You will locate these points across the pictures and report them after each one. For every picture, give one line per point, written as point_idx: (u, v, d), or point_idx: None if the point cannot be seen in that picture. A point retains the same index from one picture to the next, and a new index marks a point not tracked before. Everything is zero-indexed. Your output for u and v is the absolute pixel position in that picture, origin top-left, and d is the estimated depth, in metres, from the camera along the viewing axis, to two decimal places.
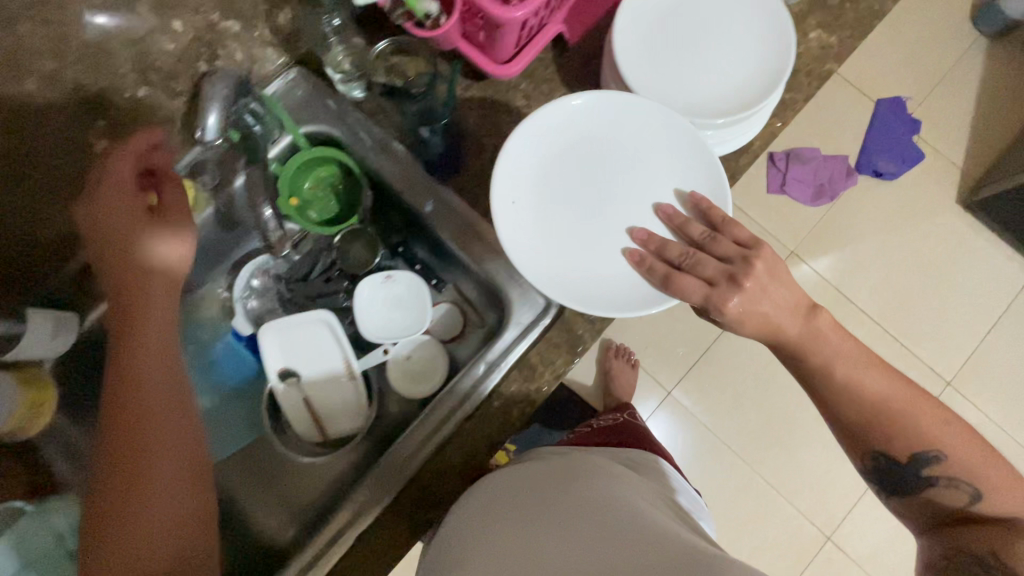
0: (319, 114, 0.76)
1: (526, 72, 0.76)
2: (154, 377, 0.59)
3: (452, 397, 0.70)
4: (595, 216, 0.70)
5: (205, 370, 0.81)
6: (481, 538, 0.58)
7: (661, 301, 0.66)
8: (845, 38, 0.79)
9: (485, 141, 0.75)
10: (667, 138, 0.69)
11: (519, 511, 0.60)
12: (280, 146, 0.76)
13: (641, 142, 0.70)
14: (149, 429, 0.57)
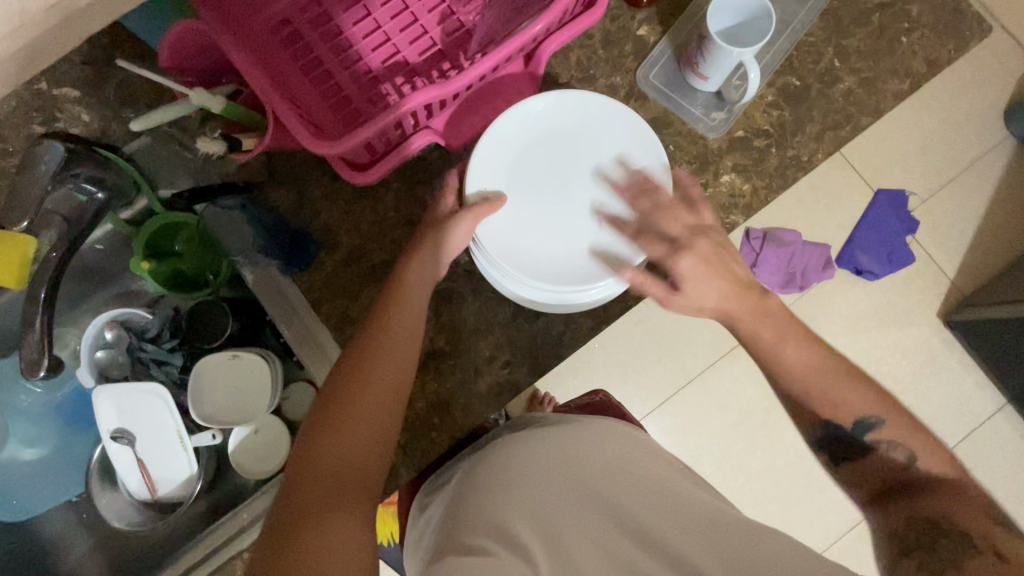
0: (181, 182, 0.73)
1: (399, 174, 0.71)
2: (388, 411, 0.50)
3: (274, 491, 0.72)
4: (549, 211, 0.65)
5: (36, 422, 0.78)
6: (481, 473, 0.55)
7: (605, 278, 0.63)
8: (759, 188, 0.71)
9: (342, 238, 0.70)
10: (623, 151, 0.66)
11: (499, 469, 0.55)
12: (134, 208, 0.73)
13: (601, 148, 0.67)
14: (354, 440, 0.48)
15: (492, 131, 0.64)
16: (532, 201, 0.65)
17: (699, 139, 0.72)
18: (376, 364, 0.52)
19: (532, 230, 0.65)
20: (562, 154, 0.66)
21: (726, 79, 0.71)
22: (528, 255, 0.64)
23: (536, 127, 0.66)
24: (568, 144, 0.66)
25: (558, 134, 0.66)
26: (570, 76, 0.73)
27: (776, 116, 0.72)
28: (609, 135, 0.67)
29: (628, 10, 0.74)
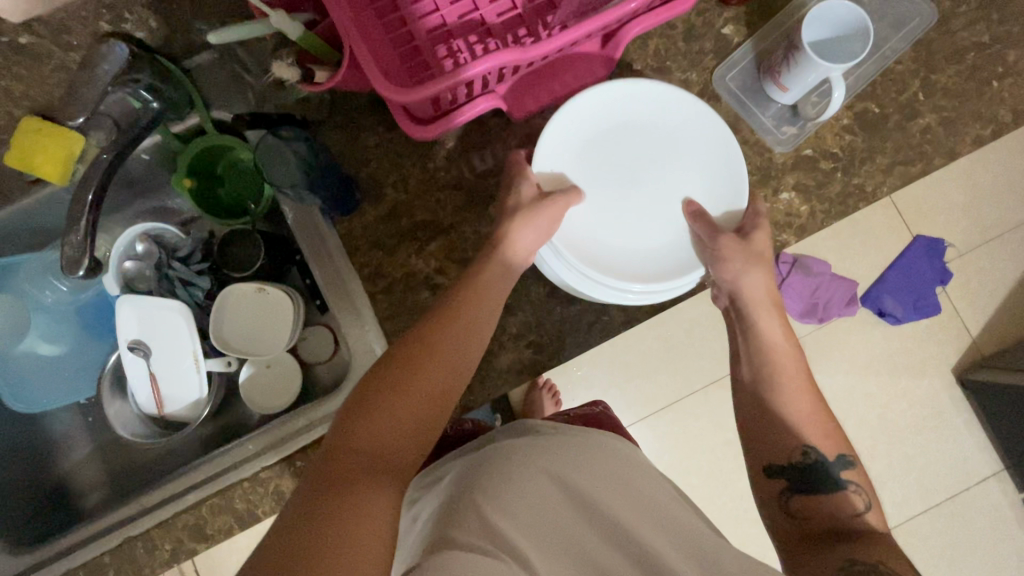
0: (234, 104, 0.72)
1: (456, 135, 0.70)
2: (444, 383, 0.51)
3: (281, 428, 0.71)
4: (618, 207, 0.66)
5: (57, 318, 0.78)
6: (477, 477, 0.53)
7: (674, 277, 0.64)
8: (816, 211, 0.69)
9: (388, 191, 0.70)
10: (697, 150, 0.66)
11: (498, 475, 0.52)
12: (186, 124, 0.72)
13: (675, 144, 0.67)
14: (409, 407, 0.48)
15: (561, 120, 0.64)
16: (600, 195, 0.66)
17: (765, 150, 0.70)
18: (430, 360, 0.51)
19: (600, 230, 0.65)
20: (630, 148, 0.66)
21: (804, 94, 0.69)
22: (573, 238, 0.65)
23: (607, 116, 0.66)
24: (641, 137, 0.66)
25: (631, 126, 0.66)
26: (644, 64, 0.71)
27: (848, 140, 0.70)
28: (684, 131, 0.66)
29: (717, 5, 0.71)
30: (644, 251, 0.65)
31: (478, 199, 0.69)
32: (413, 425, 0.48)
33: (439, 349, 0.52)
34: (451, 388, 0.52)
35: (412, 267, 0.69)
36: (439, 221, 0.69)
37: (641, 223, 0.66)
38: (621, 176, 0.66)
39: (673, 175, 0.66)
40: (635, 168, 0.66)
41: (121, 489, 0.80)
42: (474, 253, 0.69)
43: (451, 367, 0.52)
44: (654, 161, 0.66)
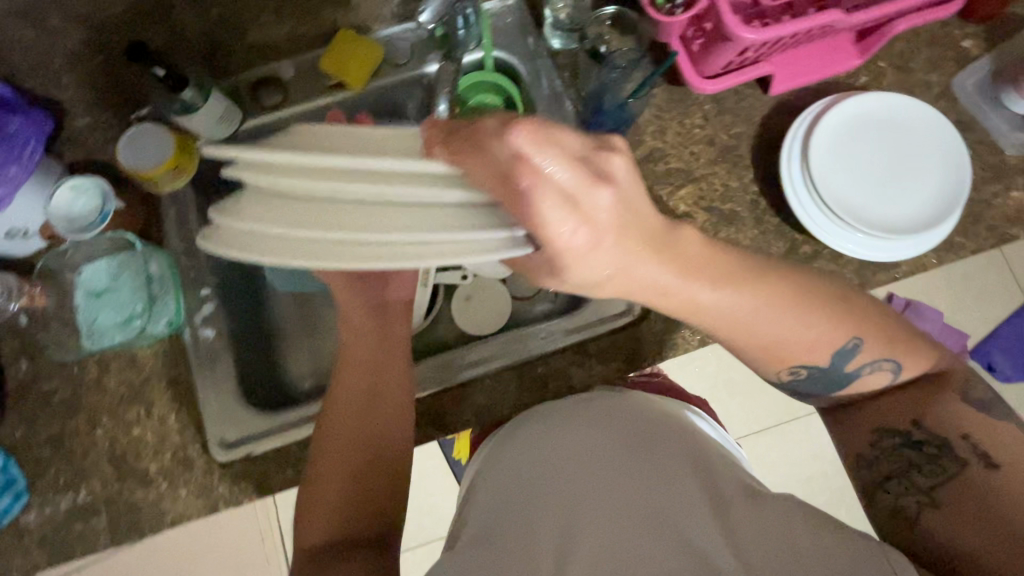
0: (515, 45, 0.79)
1: (716, 98, 0.76)
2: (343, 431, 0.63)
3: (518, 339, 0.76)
4: (871, 180, 0.69)
5: None
6: (490, 464, 0.64)
7: (930, 234, 0.67)
8: None
9: (646, 137, 0.76)
10: (935, 141, 0.69)
11: (508, 465, 0.61)
12: (472, 56, 0.79)
13: (913, 134, 0.69)
14: (325, 472, 0.62)
15: (807, 117, 0.70)
16: (852, 170, 0.69)
17: (1000, 151, 0.75)
18: (323, 454, 0.63)
19: (858, 192, 0.68)
20: (871, 135, 0.69)
21: None
22: (840, 193, 0.68)
23: (845, 107, 0.69)
24: (878, 125, 0.69)
25: (871, 118, 0.69)
26: (890, 61, 0.78)
27: None
28: (920, 129, 0.69)
29: (957, 21, 0.79)
30: (888, 222, 0.68)
31: (729, 156, 0.76)
32: (353, 455, 0.63)
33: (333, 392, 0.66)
34: (396, 457, 0.65)
35: (664, 207, 0.74)
36: (691, 170, 0.76)
37: (896, 194, 0.68)
38: (864, 156, 0.69)
39: (919, 158, 0.69)
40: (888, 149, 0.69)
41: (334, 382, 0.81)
42: (721, 203, 0.74)
43: (354, 388, 0.65)
44: (896, 143, 0.69)
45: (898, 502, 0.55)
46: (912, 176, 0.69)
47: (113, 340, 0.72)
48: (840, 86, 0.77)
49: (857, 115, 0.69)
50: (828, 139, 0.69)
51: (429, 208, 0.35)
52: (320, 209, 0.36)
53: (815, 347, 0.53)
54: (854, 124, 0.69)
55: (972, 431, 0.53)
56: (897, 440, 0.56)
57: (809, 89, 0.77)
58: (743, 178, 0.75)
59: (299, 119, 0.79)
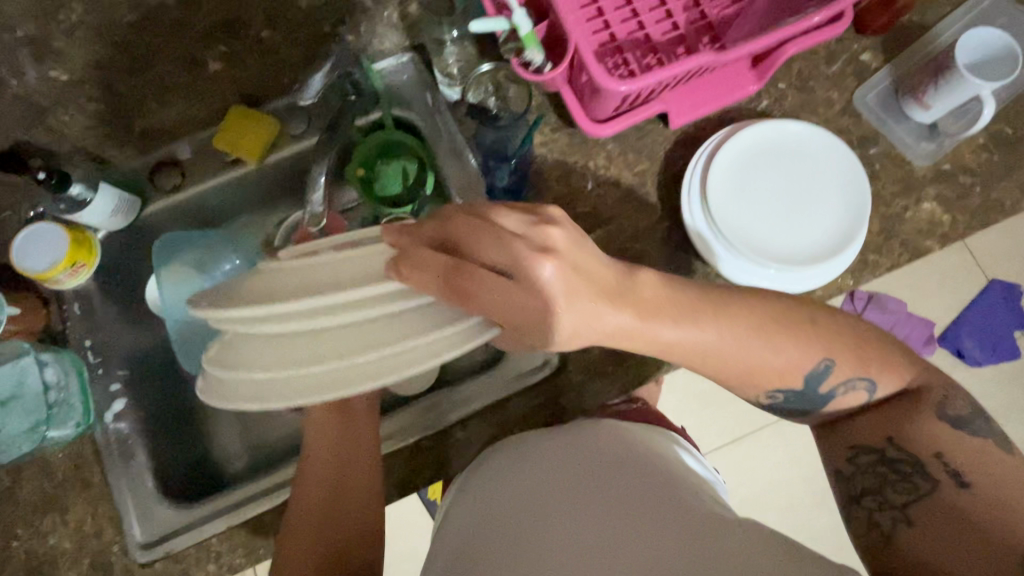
0: (413, 103, 0.79)
1: (617, 137, 0.75)
2: (320, 489, 0.63)
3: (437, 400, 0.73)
4: (776, 211, 0.68)
5: None
6: (473, 490, 0.63)
7: (843, 255, 0.66)
8: (957, 221, 0.73)
9: (551, 183, 0.75)
10: (832, 158, 0.68)
11: (506, 477, 0.61)
12: (368, 118, 0.79)
13: (809, 155, 0.69)
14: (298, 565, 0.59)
15: (702, 157, 0.68)
16: (754, 203, 0.68)
17: (907, 163, 0.74)
18: (302, 514, 0.62)
19: (765, 225, 0.67)
20: (768, 164, 0.68)
21: (945, 114, 0.74)
22: (745, 230, 0.67)
23: (737, 140, 0.68)
24: (773, 151, 0.68)
25: (764, 146, 0.68)
26: (791, 82, 0.77)
27: (985, 158, 0.74)
28: (813, 149, 0.68)
29: (854, 34, 0.78)
30: (800, 251, 0.67)
31: (636, 195, 0.75)
32: (321, 519, 0.62)
33: (313, 454, 0.65)
34: (360, 533, 0.62)
35: None
36: (599, 213, 0.74)
37: (802, 220, 0.68)
38: (764, 187, 0.68)
39: (818, 179, 0.68)
40: (788, 175, 0.68)
41: (263, 460, 0.79)
42: (631, 244, 0.73)
43: (319, 469, 0.64)
44: (792, 167, 0.68)
45: (872, 517, 0.55)
46: (814, 199, 0.68)
47: (9, 454, 0.67)
48: (742, 112, 0.77)
49: (750, 146, 0.68)
50: (725, 176, 0.68)
51: (400, 313, 0.47)
52: (299, 345, 0.47)
53: (793, 372, 0.57)
54: (749, 154, 0.68)
55: (943, 450, 0.54)
56: (874, 457, 0.57)
57: (710, 119, 0.76)
58: (651, 216, 0.74)
59: (202, 199, 0.79)
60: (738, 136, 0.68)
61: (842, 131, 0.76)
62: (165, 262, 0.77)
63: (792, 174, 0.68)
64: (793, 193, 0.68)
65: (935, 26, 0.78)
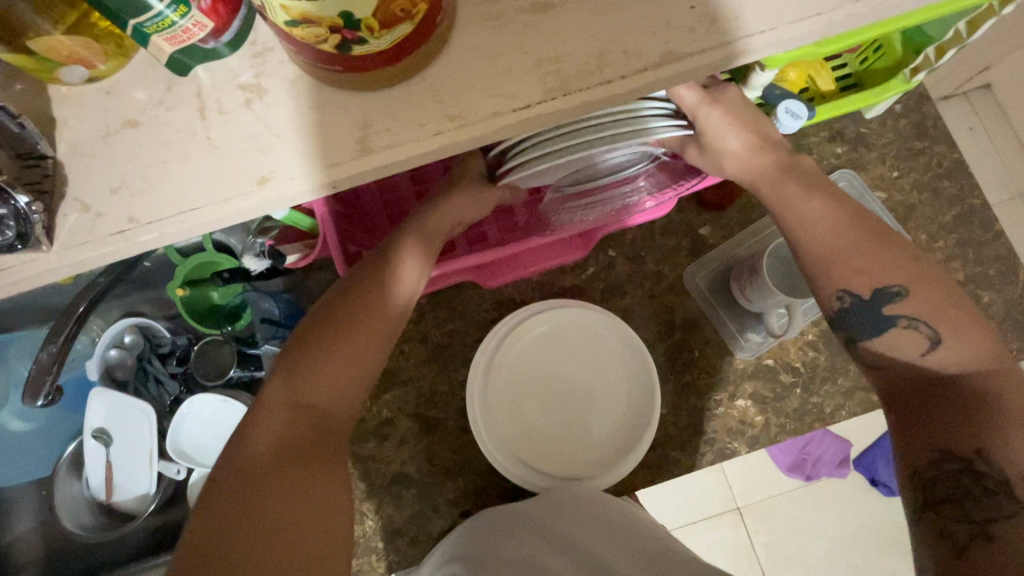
0: (235, 229, 0.76)
1: (429, 293, 0.72)
2: (338, 380, 0.47)
3: None
4: (560, 405, 0.66)
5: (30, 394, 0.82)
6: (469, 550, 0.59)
7: (629, 457, 0.64)
8: (771, 422, 0.69)
9: None
10: (624, 345, 0.67)
11: (501, 533, 0.59)
12: (187, 242, 0.77)
13: (598, 341, 0.68)
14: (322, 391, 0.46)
15: (489, 340, 0.66)
16: (538, 396, 0.67)
17: (728, 353, 0.70)
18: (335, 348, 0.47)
19: (545, 422, 0.66)
20: (554, 350, 0.67)
21: (770, 306, 0.68)
22: (524, 427, 0.66)
23: (523, 322, 0.67)
24: (562, 337, 0.68)
25: (553, 331, 0.68)
26: (623, 249, 0.74)
27: (811, 357, 0.70)
28: (604, 338, 0.67)
29: (697, 207, 0.75)
30: (582, 452, 0.66)
31: (441, 356, 0.71)
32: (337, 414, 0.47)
33: (373, 318, 0.49)
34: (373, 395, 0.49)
35: (365, 413, 0.70)
36: (399, 372, 0.71)
37: (590, 414, 0.66)
38: (551, 376, 0.67)
39: (608, 368, 0.67)
40: (577, 363, 0.67)
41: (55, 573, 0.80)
42: (427, 409, 0.70)
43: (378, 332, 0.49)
44: (580, 353, 0.67)
45: (947, 528, 0.42)
46: (604, 393, 0.67)
47: None
48: (567, 276, 0.73)
49: (538, 327, 0.67)
50: (511, 363, 0.67)
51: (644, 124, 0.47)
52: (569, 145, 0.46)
53: (864, 269, 0.50)
54: (537, 335, 0.67)
55: (990, 448, 0.42)
56: (956, 467, 0.43)
57: (531, 281, 0.73)
58: (451, 382, 0.70)
59: (15, 307, 0.78)
60: (525, 320, 0.67)
61: (668, 309, 0.72)
62: None
63: (582, 361, 0.67)
64: (581, 384, 0.67)
65: None
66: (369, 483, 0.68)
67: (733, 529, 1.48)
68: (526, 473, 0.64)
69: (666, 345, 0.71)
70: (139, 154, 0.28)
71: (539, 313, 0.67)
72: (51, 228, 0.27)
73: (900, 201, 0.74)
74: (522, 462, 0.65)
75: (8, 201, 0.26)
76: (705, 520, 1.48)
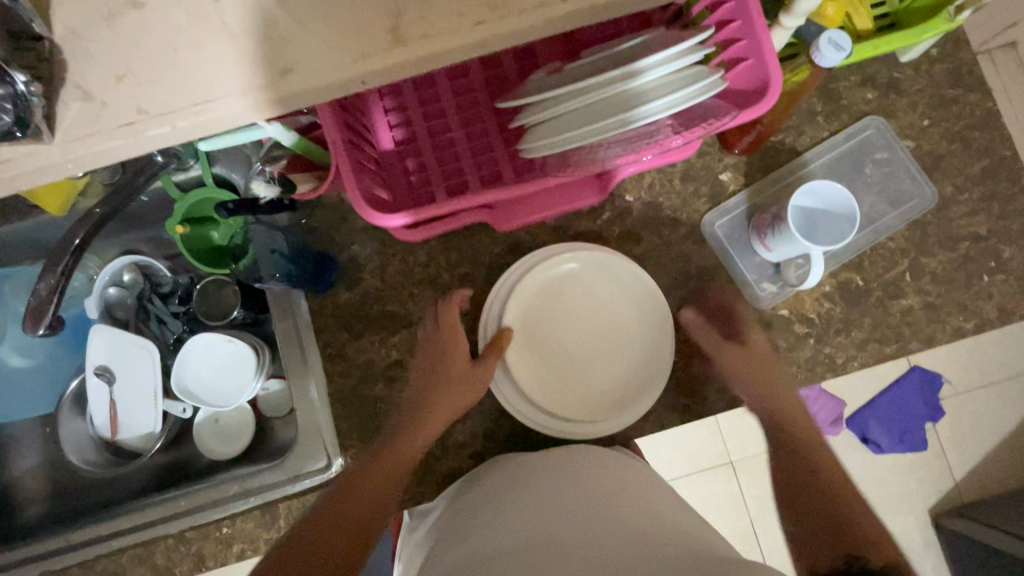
0: (238, 165, 0.74)
1: (440, 235, 0.70)
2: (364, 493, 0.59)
3: (231, 486, 0.69)
4: (572, 345, 0.66)
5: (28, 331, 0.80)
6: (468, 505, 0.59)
7: (640, 400, 0.64)
8: (783, 372, 0.68)
9: (364, 277, 0.71)
10: (638, 296, 0.66)
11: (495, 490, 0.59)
12: (188, 175, 0.74)
13: (613, 289, 0.67)
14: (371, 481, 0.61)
15: (504, 279, 0.66)
16: (551, 335, 0.67)
17: (742, 303, 0.69)
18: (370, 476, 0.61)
19: (556, 361, 0.66)
20: (566, 292, 0.67)
21: (788, 258, 0.68)
22: (536, 364, 0.66)
23: (538, 264, 0.66)
24: (576, 282, 0.67)
25: (568, 273, 0.67)
26: (640, 195, 0.72)
27: (826, 308, 0.69)
28: (620, 286, 0.67)
29: (719, 151, 0.72)
30: (593, 392, 0.66)
31: (451, 300, 0.70)
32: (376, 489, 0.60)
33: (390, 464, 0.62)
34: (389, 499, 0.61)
35: (374, 356, 0.70)
36: (408, 316, 0.70)
37: (601, 357, 0.66)
38: (565, 318, 0.67)
39: (621, 313, 0.67)
40: (589, 306, 0.67)
41: (62, 508, 0.81)
42: (437, 353, 0.69)
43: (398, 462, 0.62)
44: (594, 294, 0.67)
45: None
46: (616, 337, 0.67)
47: None
48: (581, 221, 0.72)
49: (554, 269, 0.66)
50: (524, 302, 0.66)
51: (663, 81, 0.51)
52: (588, 109, 0.52)
53: None
54: (551, 277, 0.67)
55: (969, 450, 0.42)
56: None
57: (544, 225, 0.71)
58: (458, 325, 0.68)
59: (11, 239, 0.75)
60: (539, 262, 0.66)
61: (684, 257, 0.71)
62: None
63: (595, 302, 0.67)
64: (593, 327, 0.67)
65: (806, 151, 0.72)
66: (378, 423, 0.68)
67: (725, 482, 1.52)
68: (536, 415, 0.64)
69: (680, 294, 0.70)
70: (142, 37, 0.25)
71: (555, 257, 0.66)
72: (50, 115, 0.25)
73: (927, 152, 0.72)
74: (533, 404, 0.65)
75: (7, 80, 0.24)
76: (697, 474, 1.52)
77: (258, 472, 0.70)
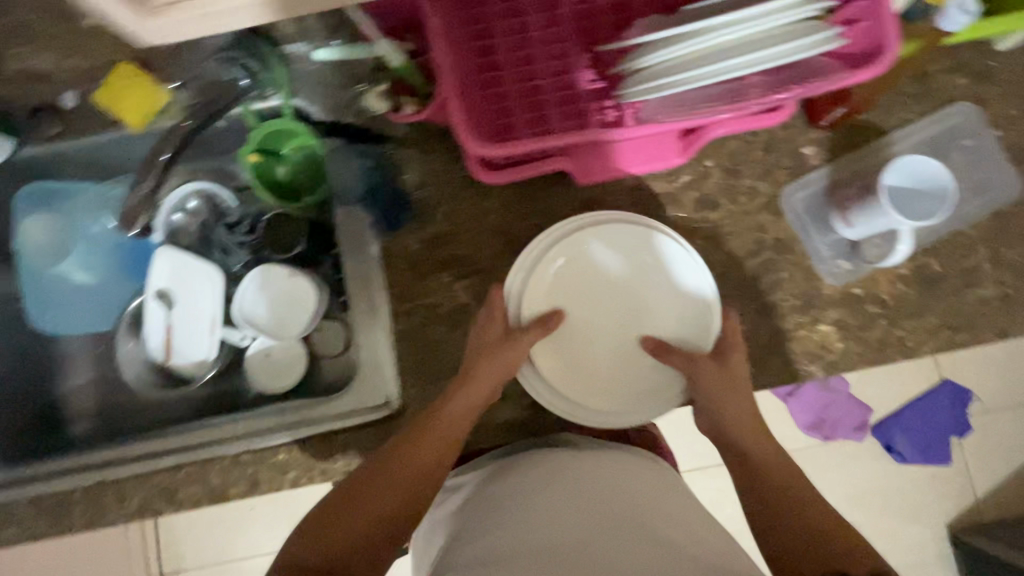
0: (317, 96, 0.73)
1: (516, 183, 0.70)
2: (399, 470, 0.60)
3: (292, 415, 0.69)
4: (603, 324, 0.69)
5: (87, 248, 0.79)
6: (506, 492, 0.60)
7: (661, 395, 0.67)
8: (851, 351, 0.68)
9: (436, 218, 0.71)
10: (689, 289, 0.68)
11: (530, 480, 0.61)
12: (267, 104, 0.74)
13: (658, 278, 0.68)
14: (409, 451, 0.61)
15: (545, 243, 0.67)
16: (581, 311, 0.69)
17: (815, 278, 0.69)
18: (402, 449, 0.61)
19: (583, 337, 0.69)
20: (606, 272, 0.69)
21: (868, 233, 0.69)
22: (563, 335, 0.69)
23: (583, 243, 0.68)
24: (616, 266, 0.69)
25: (615, 251, 0.68)
26: (719, 161, 0.71)
27: (900, 291, 0.68)
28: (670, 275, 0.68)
29: (804, 124, 0.71)
30: (618, 371, 0.68)
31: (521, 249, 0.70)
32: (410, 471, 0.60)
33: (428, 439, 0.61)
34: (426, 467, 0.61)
35: (441, 298, 0.69)
36: (477, 261, 0.70)
37: (626, 340, 0.69)
38: (601, 297, 0.69)
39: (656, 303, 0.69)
40: (623, 290, 0.69)
41: (110, 427, 0.81)
42: None
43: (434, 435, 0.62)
44: (630, 282, 0.69)
45: None
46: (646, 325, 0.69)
47: None
48: (658, 182, 0.71)
49: (599, 247, 0.68)
50: (560, 275, 0.68)
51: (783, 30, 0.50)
52: (700, 54, 0.51)
53: None
54: (596, 254, 0.68)
55: None
56: None
57: (621, 183, 0.71)
58: (528, 275, 0.68)
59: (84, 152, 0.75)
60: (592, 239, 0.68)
61: (760, 228, 0.70)
62: (41, 211, 0.77)
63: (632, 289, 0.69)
64: (625, 310, 0.69)
65: (893, 132, 0.71)
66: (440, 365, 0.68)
67: None
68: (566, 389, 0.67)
69: (753, 263, 0.69)
70: None
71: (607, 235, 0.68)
72: None
73: (1017, 143, 0.71)
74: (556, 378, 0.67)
75: None
76: None
77: (319, 399, 0.70)
